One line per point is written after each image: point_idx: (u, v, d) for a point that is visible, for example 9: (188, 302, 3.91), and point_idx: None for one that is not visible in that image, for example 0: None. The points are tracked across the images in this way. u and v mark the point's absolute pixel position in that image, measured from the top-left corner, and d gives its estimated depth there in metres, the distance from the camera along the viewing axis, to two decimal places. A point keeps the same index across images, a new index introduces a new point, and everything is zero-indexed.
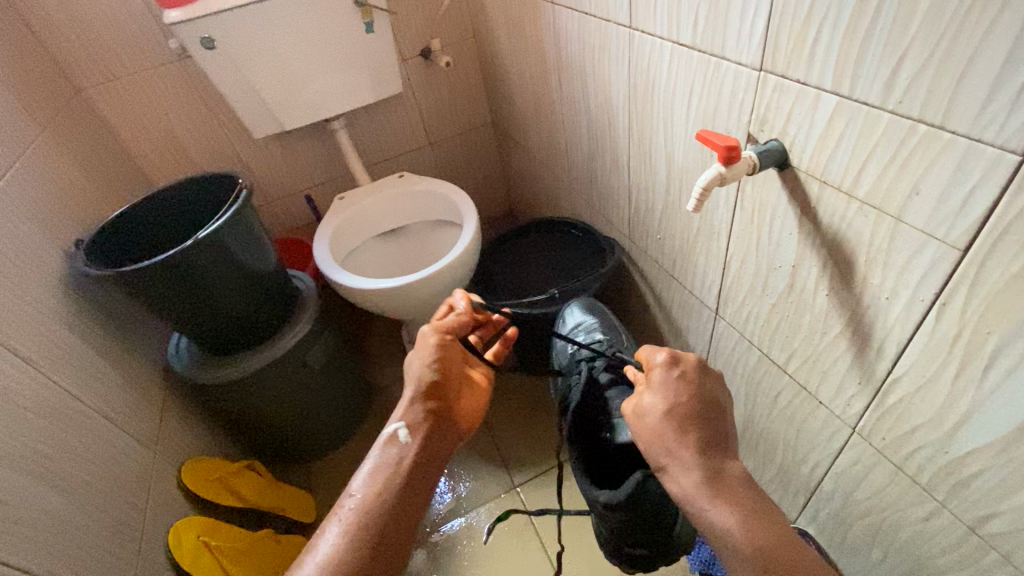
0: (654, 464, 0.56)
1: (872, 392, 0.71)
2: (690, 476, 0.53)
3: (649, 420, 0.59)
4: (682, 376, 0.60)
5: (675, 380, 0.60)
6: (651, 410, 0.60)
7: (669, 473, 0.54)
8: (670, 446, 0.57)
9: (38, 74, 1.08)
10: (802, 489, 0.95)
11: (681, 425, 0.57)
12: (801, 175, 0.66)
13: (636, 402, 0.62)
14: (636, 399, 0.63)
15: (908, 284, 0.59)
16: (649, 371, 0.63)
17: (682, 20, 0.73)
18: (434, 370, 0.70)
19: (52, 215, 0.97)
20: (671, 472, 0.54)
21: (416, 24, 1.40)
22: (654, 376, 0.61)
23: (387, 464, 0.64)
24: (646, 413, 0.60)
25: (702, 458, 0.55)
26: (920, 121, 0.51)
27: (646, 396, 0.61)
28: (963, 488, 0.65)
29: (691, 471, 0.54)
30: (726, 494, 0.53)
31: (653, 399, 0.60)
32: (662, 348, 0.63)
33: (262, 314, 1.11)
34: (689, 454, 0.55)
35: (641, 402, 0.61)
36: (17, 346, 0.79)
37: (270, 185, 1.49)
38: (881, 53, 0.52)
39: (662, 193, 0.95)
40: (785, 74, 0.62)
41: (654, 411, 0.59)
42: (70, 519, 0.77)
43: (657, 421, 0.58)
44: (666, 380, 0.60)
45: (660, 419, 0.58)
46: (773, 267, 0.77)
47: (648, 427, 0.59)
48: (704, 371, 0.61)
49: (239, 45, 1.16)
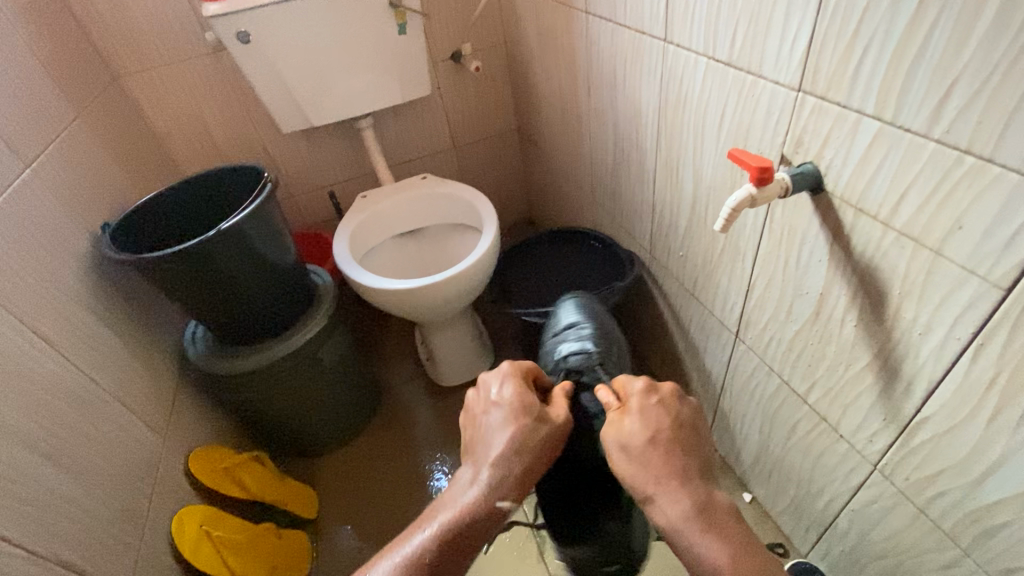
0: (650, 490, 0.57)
1: (897, 430, 0.68)
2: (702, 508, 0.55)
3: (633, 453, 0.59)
4: (662, 402, 0.62)
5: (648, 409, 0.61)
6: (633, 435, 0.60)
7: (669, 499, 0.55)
8: (657, 476, 0.57)
9: (78, 60, 1.11)
10: (815, 524, 0.91)
11: (666, 452, 0.59)
12: (835, 201, 0.63)
13: (616, 425, 0.62)
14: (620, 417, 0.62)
15: (943, 322, 0.57)
16: (627, 400, 0.64)
17: (719, 36, 0.72)
18: (520, 416, 0.63)
19: (82, 198, 0.99)
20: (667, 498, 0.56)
21: (448, 28, 1.40)
22: (632, 402, 0.62)
23: (464, 510, 0.58)
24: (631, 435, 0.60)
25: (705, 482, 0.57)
26: (967, 153, 0.49)
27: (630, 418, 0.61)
28: (988, 538, 0.62)
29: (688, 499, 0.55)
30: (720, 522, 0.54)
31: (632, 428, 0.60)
32: (639, 377, 0.65)
33: (279, 307, 1.12)
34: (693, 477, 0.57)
35: (619, 428, 0.61)
36: (39, 325, 0.81)
37: (295, 179, 1.50)
38: (928, 82, 0.50)
39: (688, 210, 0.93)
40: (824, 96, 0.60)
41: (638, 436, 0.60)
42: (75, 500, 0.78)
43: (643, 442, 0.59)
44: (646, 408, 0.61)
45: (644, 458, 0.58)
46: (799, 293, 0.75)
47: (631, 457, 0.59)
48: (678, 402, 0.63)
49: (274, 40, 1.17)
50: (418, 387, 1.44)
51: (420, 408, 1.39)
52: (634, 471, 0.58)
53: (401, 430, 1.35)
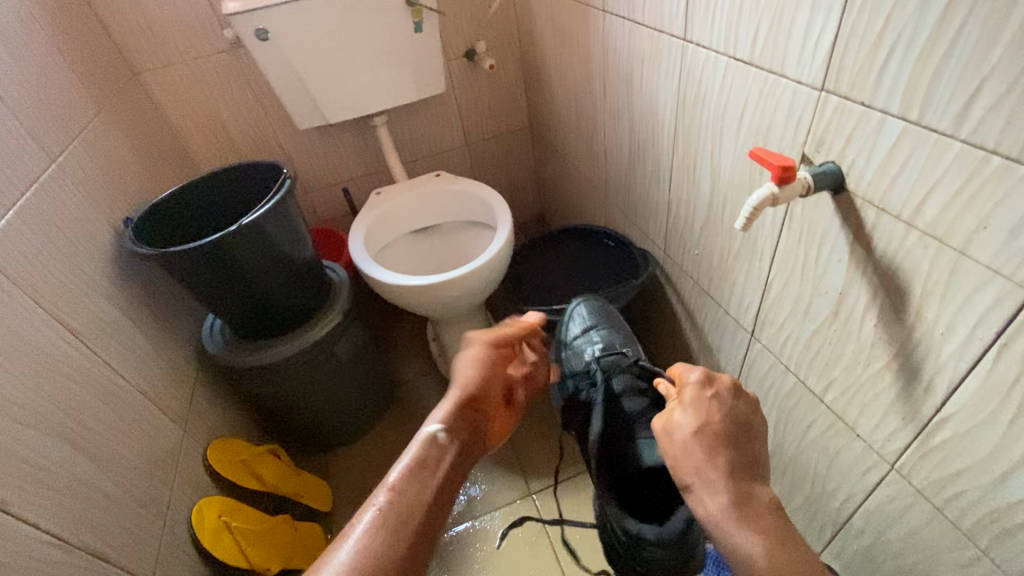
0: (690, 480, 0.57)
1: (915, 430, 0.68)
2: (722, 498, 0.54)
3: (676, 437, 0.59)
4: (716, 397, 0.61)
5: (706, 399, 0.61)
6: (680, 427, 0.60)
7: (695, 495, 0.55)
8: (698, 464, 0.57)
9: (100, 57, 1.12)
10: (830, 522, 0.92)
11: (709, 444, 0.57)
12: (858, 200, 0.64)
13: (667, 419, 0.62)
14: (674, 407, 0.62)
15: (967, 321, 0.57)
16: (682, 388, 0.64)
17: (740, 35, 0.72)
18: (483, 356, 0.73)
19: (104, 193, 1.01)
20: (706, 491, 0.55)
21: (463, 25, 1.41)
22: (687, 393, 0.62)
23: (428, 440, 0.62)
24: (676, 430, 0.60)
25: (740, 475, 0.55)
26: (994, 153, 0.49)
27: (681, 410, 0.61)
28: (1008, 537, 0.62)
29: (727, 488, 0.54)
30: (759, 515, 0.53)
31: (683, 415, 0.60)
32: (697, 367, 0.64)
33: (296, 302, 1.13)
34: (728, 470, 0.55)
35: (674, 418, 0.61)
36: (65, 317, 0.82)
37: (309, 176, 1.51)
38: (955, 82, 0.50)
39: (705, 208, 0.93)
40: (848, 96, 0.60)
41: (683, 429, 0.59)
42: (101, 489, 0.79)
43: (686, 437, 0.58)
44: (700, 398, 0.61)
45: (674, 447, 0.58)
46: (818, 292, 0.75)
47: (675, 446, 0.59)
48: (738, 395, 0.62)
49: (291, 37, 1.18)
50: (431, 382, 1.45)
51: (432, 403, 1.40)
52: (677, 454, 0.59)
53: (414, 425, 1.36)
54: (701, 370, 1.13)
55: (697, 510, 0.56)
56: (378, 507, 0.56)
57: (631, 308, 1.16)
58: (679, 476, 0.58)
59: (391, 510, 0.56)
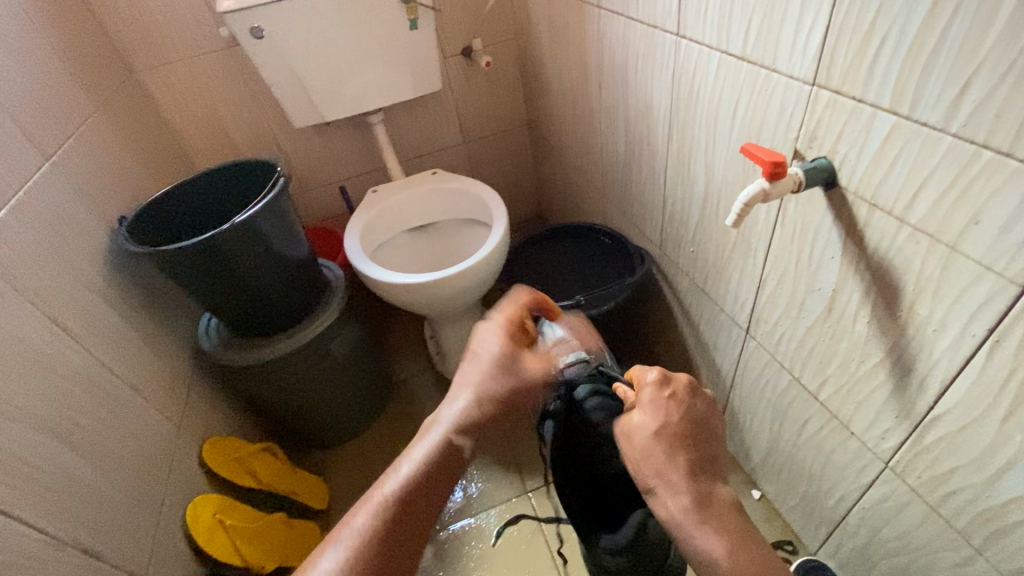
0: (650, 485, 0.56)
1: (910, 428, 0.67)
2: (681, 502, 0.54)
3: (635, 441, 0.58)
4: (673, 397, 0.59)
5: (664, 400, 0.59)
6: (639, 430, 0.58)
7: (668, 489, 0.54)
8: (658, 469, 0.56)
9: (96, 56, 1.13)
10: (825, 521, 0.91)
11: (670, 446, 0.56)
12: (850, 196, 0.63)
13: (624, 425, 0.60)
14: (631, 410, 0.60)
15: (959, 318, 0.56)
16: (639, 389, 0.61)
17: (733, 29, 0.71)
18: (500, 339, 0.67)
19: (100, 191, 1.01)
20: (666, 491, 0.54)
21: (460, 22, 1.40)
22: (644, 394, 0.60)
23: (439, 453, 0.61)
24: (634, 434, 0.58)
25: (704, 480, 0.56)
26: (985, 147, 0.48)
27: (639, 416, 0.59)
28: (1002, 537, 0.61)
29: (689, 492, 0.54)
30: (722, 529, 0.53)
31: (641, 418, 0.59)
32: (653, 367, 0.62)
33: (292, 301, 1.13)
34: (696, 475, 0.55)
35: (631, 422, 0.59)
36: (59, 316, 0.82)
37: (306, 174, 1.51)
38: (945, 76, 0.49)
39: (699, 205, 0.92)
40: (839, 90, 0.59)
41: (641, 432, 0.58)
42: (95, 487, 0.80)
43: (645, 440, 0.57)
44: (657, 400, 0.59)
45: (647, 445, 0.57)
46: (812, 290, 0.74)
47: (636, 450, 0.57)
48: (696, 395, 0.60)
49: (286, 35, 1.17)
50: (427, 380, 1.45)
51: (428, 402, 1.40)
52: (637, 462, 0.57)
53: (411, 424, 1.35)
54: (697, 368, 1.13)
55: (657, 512, 0.55)
56: (379, 503, 0.57)
57: (626, 305, 1.16)
58: (641, 479, 0.57)
59: (390, 509, 0.57)
